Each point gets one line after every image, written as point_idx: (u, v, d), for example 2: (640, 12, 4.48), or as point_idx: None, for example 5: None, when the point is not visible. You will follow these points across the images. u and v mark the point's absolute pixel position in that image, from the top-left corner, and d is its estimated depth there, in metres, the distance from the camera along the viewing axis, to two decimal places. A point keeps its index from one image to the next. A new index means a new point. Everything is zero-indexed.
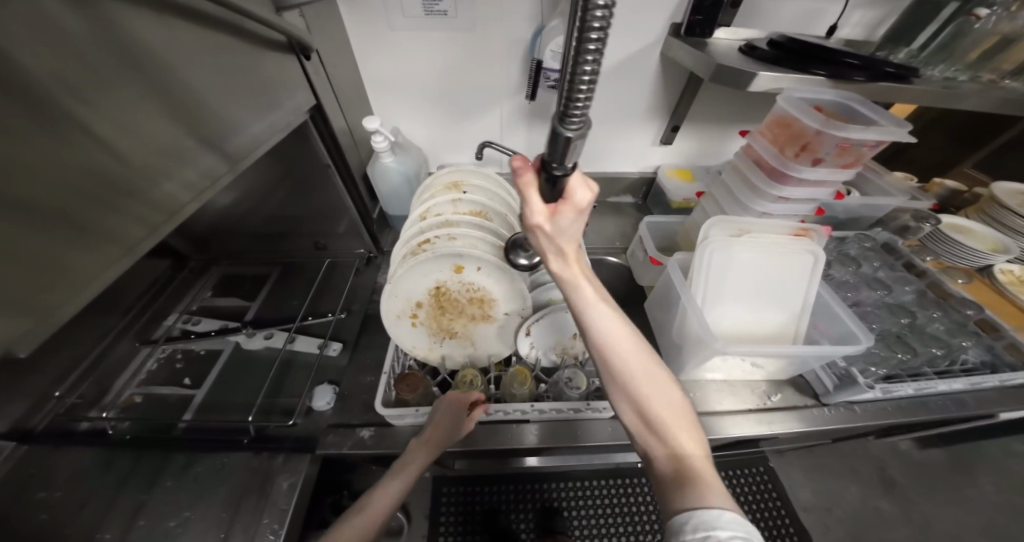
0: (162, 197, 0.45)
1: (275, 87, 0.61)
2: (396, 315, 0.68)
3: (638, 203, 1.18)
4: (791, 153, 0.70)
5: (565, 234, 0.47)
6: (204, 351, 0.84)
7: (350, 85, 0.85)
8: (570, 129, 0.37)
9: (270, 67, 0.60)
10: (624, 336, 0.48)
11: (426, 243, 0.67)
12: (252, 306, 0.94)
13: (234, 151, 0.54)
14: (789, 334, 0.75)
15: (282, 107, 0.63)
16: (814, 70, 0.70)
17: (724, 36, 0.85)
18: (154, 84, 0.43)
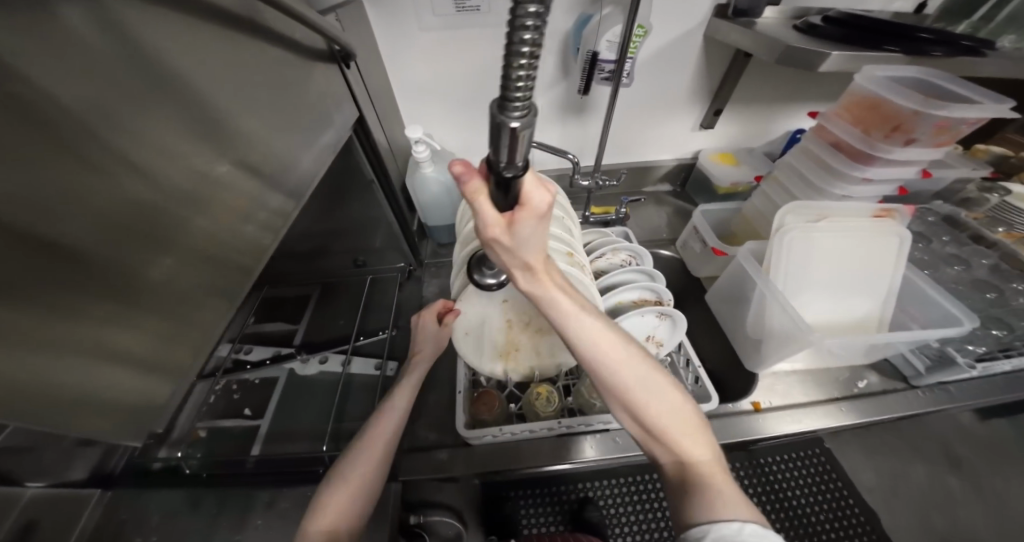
0: (247, 241, 0.43)
1: (319, 97, 0.55)
2: (465, 330, 0.65)
3: (676, 191, 1.15)
4: (880, 134, 0.68)
5: (527, 246, 0.40)
6: (257, 379, 0.80)
7: (386, 96, 0.80)
8: (513, 118, 0.27)
9: (315, 83, 0.54)
10: (608, 343, 0.44)
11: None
12: (299, 328, 0.90)
13: (298, 178, 0.50)
14: (873, 321, 0.72)
15: (329, 122, 0.58)
16: (886, 47, 0.65)
17: (770, 16, 0.80)
18: (222, 121, 0.38)
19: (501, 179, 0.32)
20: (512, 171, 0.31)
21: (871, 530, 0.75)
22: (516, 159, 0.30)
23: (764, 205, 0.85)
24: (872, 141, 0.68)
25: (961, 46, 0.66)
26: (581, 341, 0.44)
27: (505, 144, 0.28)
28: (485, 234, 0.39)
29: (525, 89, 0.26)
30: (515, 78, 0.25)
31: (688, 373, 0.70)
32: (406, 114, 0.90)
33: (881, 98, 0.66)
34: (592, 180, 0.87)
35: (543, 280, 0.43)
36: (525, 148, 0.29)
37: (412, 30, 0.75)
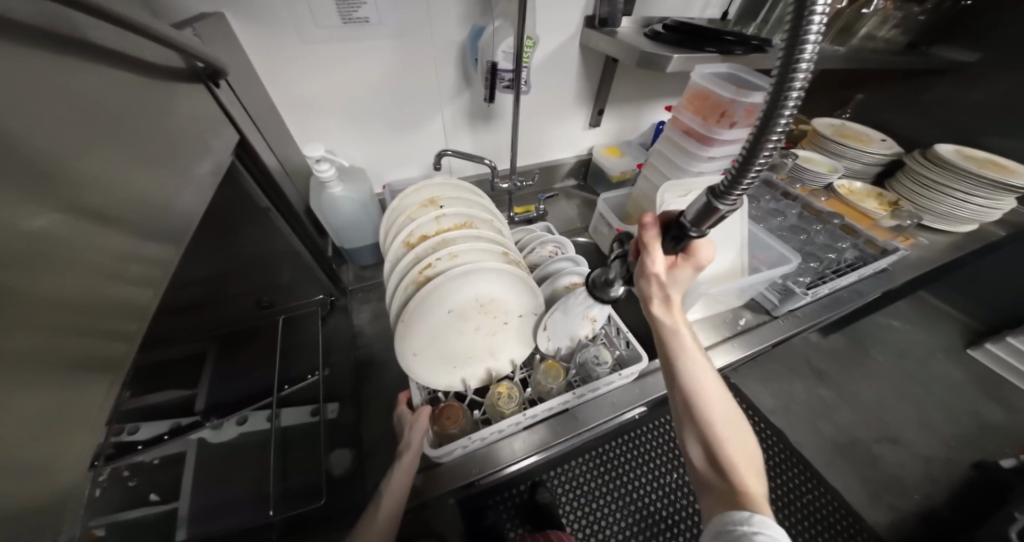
0: (120, 301, 0.34)
1: (185, 119, 0.47)
2: (411, 350, 0.61)
3: (580, 184, 1.28)
4: (714, 120, 0.83)
5: (676, 285, 0.57)
6: (158, 460, 0.69)
7: (270, 114, 0.71)
8: (723, 205, 0.41)
9: (174, 105, 0.45)
10: (707, 377, 0.57)
11: (428, 269, 0.59)
12: (200, 393, 0.77)
13: (176, 215, 0.42)
14: (738, 268, 0.91)
15: (205, 148, 0.50)
16: (707, 49, 0.82)
17: (627, 25, 0.95)
18: (57, 152, 0.29)
19: (685, 233, 0.48)
20: (697, 233, 0.47)
21: (776, 437, 1.00)
22: (704, 225, 0.46)
23: (647, 187, 0.99)
24: (710, 125, 0.84)
25: (754, 45, 0.86)
26: (689, 370, 0.57)
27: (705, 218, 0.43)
28: (649, 268, 0.56)
29: (744, 189, 0.38)
30: (743, 180, 0.37)
31: (620, 337, 0.77)
32: (299, 132, 0.81)
33: (708, 90, 0.82)
34: (511, 182, 0.93)
35: (672, 316, 0.59)
36: (718, 221, 0.44)
37: (292, 41, 0.69)
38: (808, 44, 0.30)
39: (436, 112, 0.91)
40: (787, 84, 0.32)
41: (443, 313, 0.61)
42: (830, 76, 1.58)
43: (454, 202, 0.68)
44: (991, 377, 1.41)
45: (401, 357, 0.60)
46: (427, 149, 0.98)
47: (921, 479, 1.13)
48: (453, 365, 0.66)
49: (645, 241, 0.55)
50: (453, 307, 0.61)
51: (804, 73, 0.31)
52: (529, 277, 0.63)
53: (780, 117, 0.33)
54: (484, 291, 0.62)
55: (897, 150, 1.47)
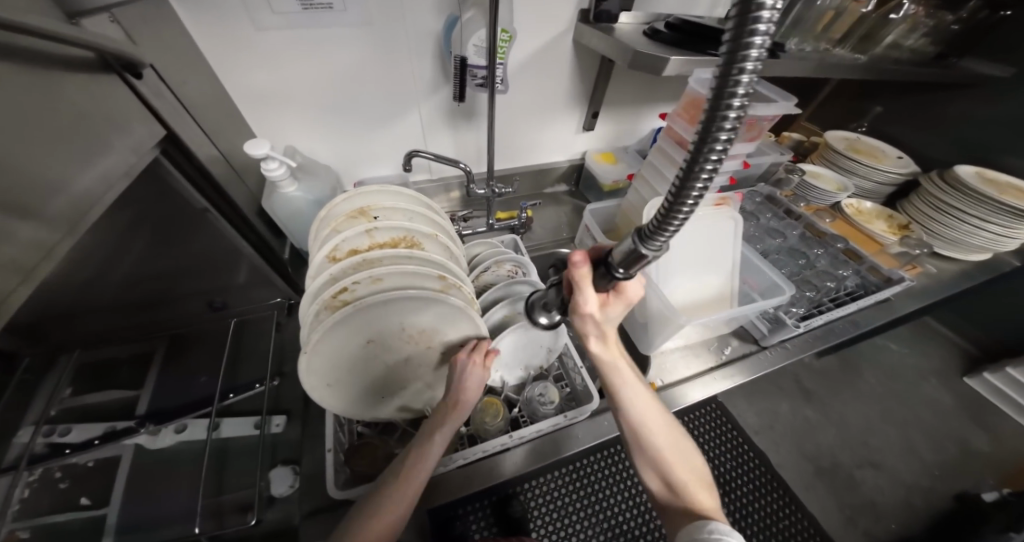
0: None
1: (88, 117, 0.44)
2: (326, 383, 0.56)
3: (571, 190, 1.21)
4: None
5: (609, 321, 0.57)
6: (91, 463, 0.64)
7: (211, 102, 0.64)
8: (653, 243, 0.36)
9: (73, 94, 0.42)
10: (648, 407, 0.58)
11: (344, 293, 0.54)
12: (143, 395, 0.73)
13: (50, 222, 0.40)
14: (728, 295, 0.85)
15: (110, 147, 0.46)
16: (711, 51, 0.74)
17: (628, 21, 0.85)
18: None
19: (611, 274, 0.43)
20: (623, 272, 0.42)
21: (759, 461, 0.91)
22: (631, 268, 0.41)
23: (636, 200, 0.92)
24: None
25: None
26: (630, 402, 0.58)
27: (634, 258, 0.39)
28: (582, 307, 0.53)
29: (676, 226, 0.34)
30: (677, 212, 0.32)
31: (576, 374, 0.72)
32: (256, 122, 0.76)
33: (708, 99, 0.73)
34: (488, 188, 0.86)
35: (611, 350, 0.59)
36: (648, 264, 0.39)
37: (243, 27, 0.63)
38: (753, 48, 0.26)
39: (411, 109, 0.84)
40: (731, 83, 0.27)
41: (361, 343, 0.56)
42: (848, 86, 1.48)
43: (388, 214, 0.63)
44: (981, 403, 1.31)
45: (311, 390, 0.55)
46: (400, 146, 0.91)
47: (898, 505, 1.05)
48: (380, 397, 0.61)
49: (575, 279, 0.50)
50: (373, 337, 0.56)
51: (746, 86, 0.27)
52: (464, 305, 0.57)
53: (719, 134, 0.29)
54: (410, 319, 0.56)
55: (913, 169, 1.38)
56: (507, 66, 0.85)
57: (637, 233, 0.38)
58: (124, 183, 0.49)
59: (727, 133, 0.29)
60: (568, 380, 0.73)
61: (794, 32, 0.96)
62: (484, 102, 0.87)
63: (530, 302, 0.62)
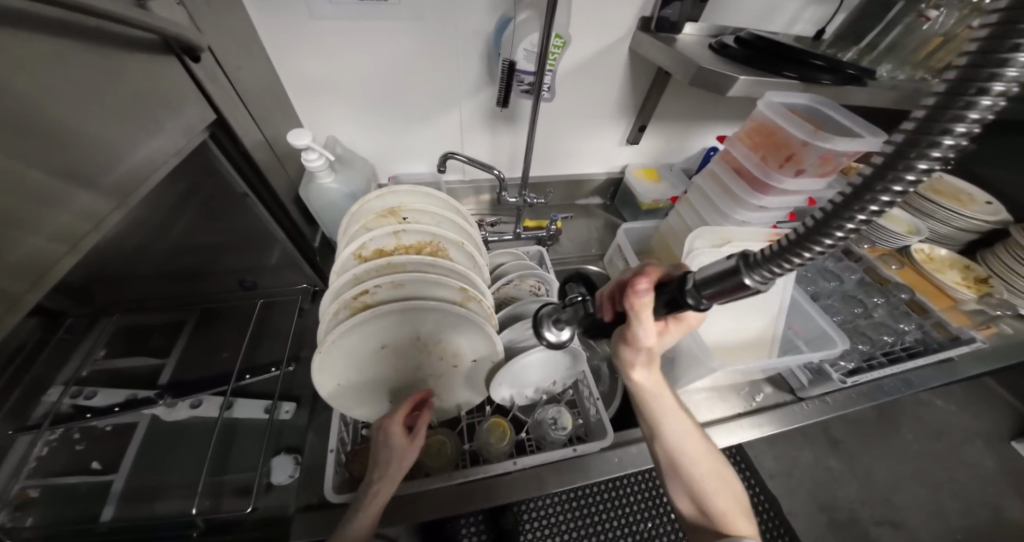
0: (22, 259, 0.34)
1: (142, 97, 0.44)
2: (337, 383, 0.55)
3: (606, 203, 1.16)
4: (775, 164, 0.63)
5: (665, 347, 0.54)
6: (110, 428, 0.69)
7: (263, 90, 0.65)
8: (754, 279, 0.32)
9: (128, 74, 0.42)
10: (684, 427, 0.55)
11: (365, 295, 0.52)
12: (167, 365, 0.76)
13: (94, 200, 0.40)
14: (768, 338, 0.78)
15: (160, 127, 0.46)
16: (784, 72, 0.66)
17: (691, 33, 0.79)
18: None
19: (686, 301, 0.39)
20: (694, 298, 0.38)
21: (769, 506, 0.84)
22: (712, 300, 0.37)
23: (678, 225, 0.85)
24: (768, 169, 0.63)
25: (849, 75, 0.68)
26: (669, 433, 0.55)
27: (727, 290, 0.34)
28: (639, 336, 0.48)
29: (790, 266, 0.29)
30: (801, 252, 0.28)
31: (591, 404, 0.68)
32: (302, 110, 0.77)
33: (777, 125, 0.61)
34: (520, 198, 0.84)
35: (655, 381, 0.56)
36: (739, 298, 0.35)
37: (299, 14, 0.63)
38: (961, 124, 0.23)
39: (452, 109, 0.83)
40: (936, 132, 0.23)
41: (375, 347, 0.54)
42: (935, 120, 1.33)
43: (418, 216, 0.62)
44: None
45: (322, 391, 0.54)
46: (436, 144, 0.89)
47: None
48: (387, 401, 0.60)
49: (636, 307, 0.46)
50: (386, 343, 0.54)
51: (943, 151, 0.23)
52: (483, 320, 0.54)
53: (895, 180, 0.25)
54: (427, 329, 0.55)
55: (1003, 217, 1.21)
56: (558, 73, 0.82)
57: (740, 259, 0.33)
58: (172, 164, 0.50)
59: (904, 184, 0.25)
60: (580, 408, 0.70)
61: (889, 57, 0.82)
62: (528, 107, 0.85)
63: (536, 318, 0.59)
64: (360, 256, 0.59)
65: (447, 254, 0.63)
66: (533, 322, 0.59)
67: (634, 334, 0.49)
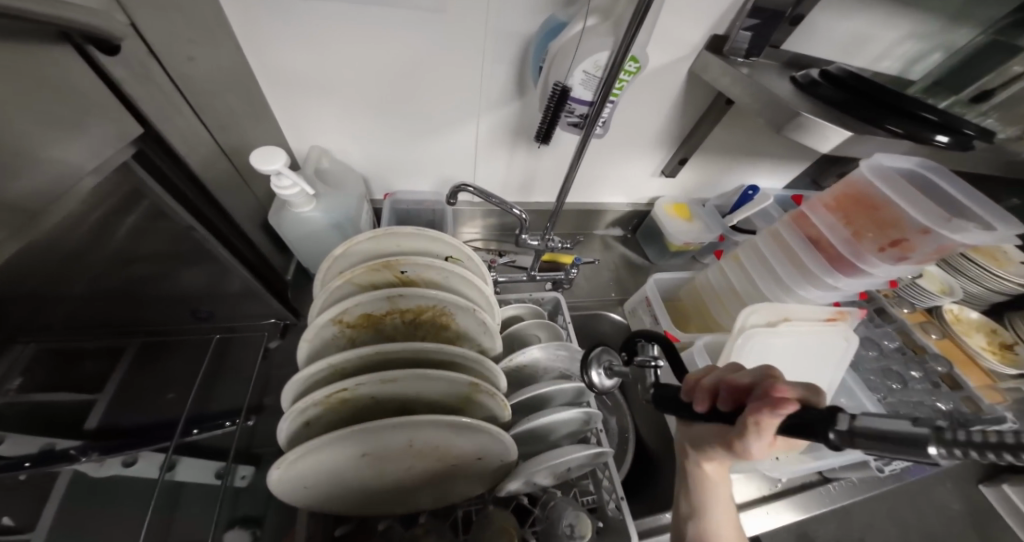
0: None
1: (32, 114, 0.28)
2: (302, 485, 0.44)
3: (626, 235, 1.03)
4: (874, 245, 0.57)
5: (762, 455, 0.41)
6: (24, 476, 0.45)
7: (226, 82, 0.50)
8: (933, 451, 0.21)
9: (10, 71, 0.26)
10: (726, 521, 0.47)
11: (344, 392, 0.40)
12: (100, 401, 0.55)
13: None
14: None
15: (55, 162, 0.31)
16: (889, 126, 0.53)
17: (767, 60, 0.66)
18: None
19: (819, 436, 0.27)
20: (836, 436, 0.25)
21: None
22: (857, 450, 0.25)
23: (718, 281, 0.74)
24: (861, 250, 0.58)
25: (964, 137, 0.56)
26: (711, 513, 0.47)
27: (884, 453, 0.23)
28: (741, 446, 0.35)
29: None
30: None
31: (610, 497, 0.58)
32: (286, 110, 0.62)
33: (886, 200, 0.56)
34: (542, 240, 0.71)
35: (720, 473, 0.46)
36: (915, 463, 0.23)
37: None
38: None
39: (468, 121, 0.68)
40: None
41: (355, 454, 0.43)
42: (976, 175, 1.23)
43: (422, 272, 0.49)
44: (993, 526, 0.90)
45: (281, 494, 0.43)
46: (445, 158, 0.74)
47: None
48: (369, 494, 0.50)
49: (759, 423, 0.32)
50: (369, 451, 0.43)
51: None
52: (494, 428, 0.43)
53: None
54: (420, 436, 0.43)
55: None
56: (620, 108, 0.71)
57: (930, 427, 0.22)
58: (62, 205, 0.33)
59: None
60: (596, 499, 0.60)
61: (1000, 112, 0.74)
62: (572, 143, 0.75)
63: (586, 361, 0.47)
64: (342, 323, 0.46)
65: (453, 319, 0.50)
66: (581, 361, 0.48)
67: (745, 446, 0.35)
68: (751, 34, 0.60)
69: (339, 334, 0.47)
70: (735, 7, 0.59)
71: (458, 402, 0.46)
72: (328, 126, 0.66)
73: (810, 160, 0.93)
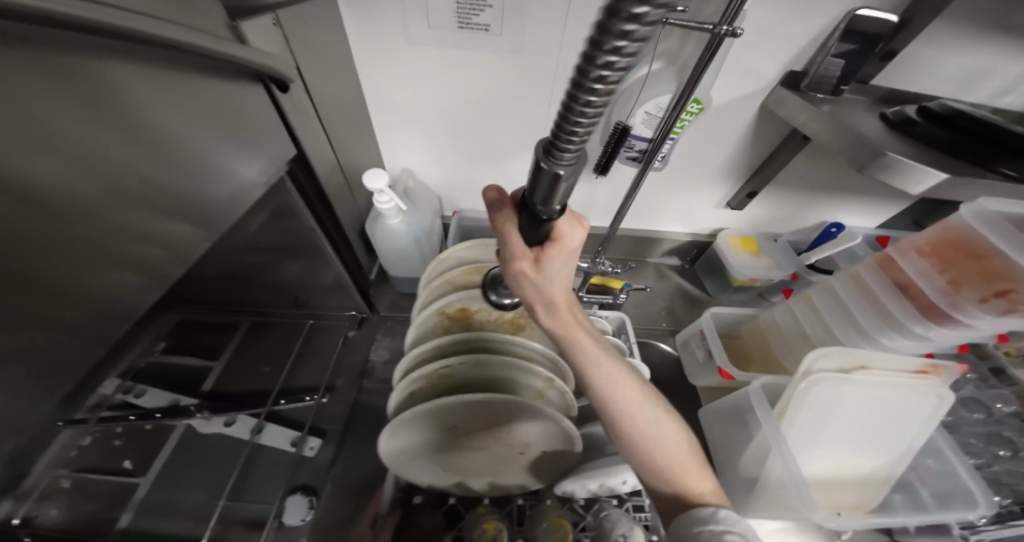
0: (67, 321, 0.30)
1: (230, 137, 0.40)
2: (398, 447, 0.52)
3: (684, 266, 1.01)
4: (972, 296, 0.51)
5: (553, 282, 0.39)
6: (150, 426, 0.66)
7: (347, 114, 0.62)
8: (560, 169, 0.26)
9: (208, 100, 0.36)
10: (624, 383, 0.40)
11: (446, 369, 0.49)
12: (215, 369, 0.74)
13: (155, 256, 0.35)
14: (882, 476, 0.63)
15: (235, 174, 0.42)
16: (1000, 168, 0.49)
17: (853, 95, 0.64)
18: (22, 175, 0.23)
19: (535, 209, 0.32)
20: (569, 169, 0.26)
21: None
22: (555, 202, 0.30)
23: (786, 321, 0.71)
24: (958, 299, 0.52)
25: None
26: (612, 388, 0.40)
27: (544, 192, 0.28)
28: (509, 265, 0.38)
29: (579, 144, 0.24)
30: (569, 136, 0.24)
31: None
32: (386, 137, 0.74)
33: (990, 250, 0.50)
34: (593, 262, 0.74)
35: (563, 322, 0.41)
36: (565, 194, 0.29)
37: (400, 44, 0.59)
38: None
39: (533, 151, 0.75)
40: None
41: (446, 426, 0.52)
42: None
43: None
44: None
45: (384, 448, 0.52)
46: (510, 182, 0.82)
47: None
48: (442, 467, 0.57)
49: (498, 223, 0.38)
50: (456, 423, 0.52)
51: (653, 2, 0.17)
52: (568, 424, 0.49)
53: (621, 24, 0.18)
54: (501, 416, 0.51)
55: None
56: (683, 140, 0.73)
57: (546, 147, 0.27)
58: (238, 211, 0.44)
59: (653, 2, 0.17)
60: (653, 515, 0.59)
61: None
62: (631, 174, 0.77)
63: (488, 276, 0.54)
64: (443, 313, 0.55)
65: (528, 323, 0.57)
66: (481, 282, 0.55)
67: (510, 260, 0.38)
68: (844, 60, 0.57)
69: (437, 324, 0.56)
70: (814, 45, 0.59)
71: (531, 394, 0.53)
72: (415, 150, 0.77)
73: (905, 200, 0.85)
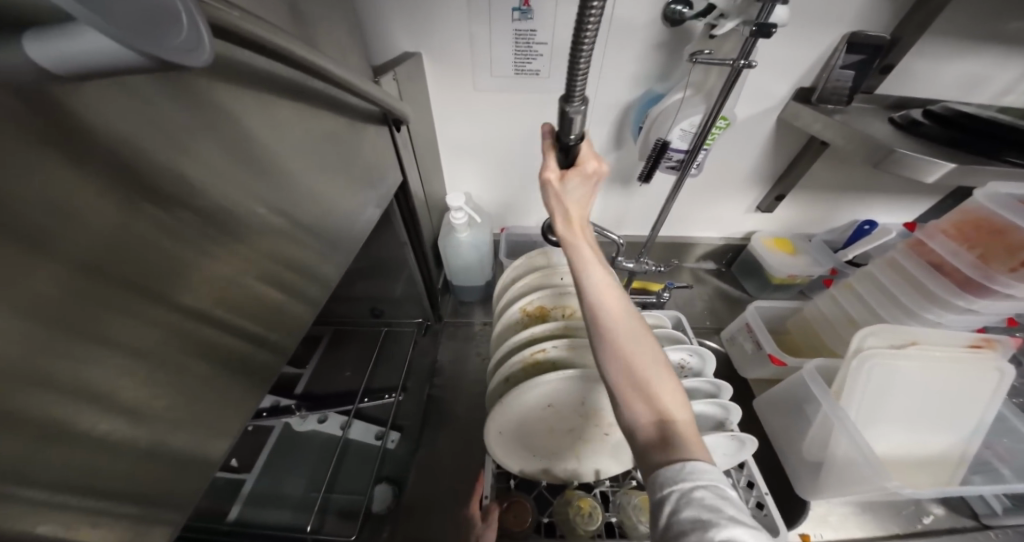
0: (290, 301, 0.40)
1: (366, 163, 0.53)
2: (499, 430, 0.59)
3: (719, 269, 1.07)
4: (1003, 266, 0.56)
5: (573, 198, 0.49)
6: (252, 426, 0.77)
7: (427, 149, 0.75)
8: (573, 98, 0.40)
9: (355, 136, 0.49)
10: (614, 299, 0.43)
11: (541, 353, 0.59)
12: (305, 373, 0.85)
13: (328, 256, 0.46)
14: (954, 455, 0.64)
15: (368, 192, 0.54)
16: (1008, 158, 0.55)
17: (863, 104, 0.72)
18: (270, 179, 0.35)
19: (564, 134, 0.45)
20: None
21: None
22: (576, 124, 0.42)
23: (830, 309, 0.75)
24: (989, 271, 0.57)
25: None
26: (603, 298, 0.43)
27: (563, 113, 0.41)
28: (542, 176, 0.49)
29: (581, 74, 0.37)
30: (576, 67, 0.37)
31: (748, 495, 0.62)
32: (450, 166, 0.87)
33: (1010, 225, 0.55)
34: (638, 263, 0.81)
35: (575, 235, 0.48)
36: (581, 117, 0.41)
37: (468, 89, 0.73)
38: None
39: None
40: None
41: (542, 406, 0.58)
42: None
43: None
44: None
45: (487, 431, 0.58)
46: None
47: None
48: (532, 451, 0.63)
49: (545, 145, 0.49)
50: (553, 403, 0.58)
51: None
52: None
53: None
54: (590, 396, 0.57)
55: None
56: (711, 153, 0.83)
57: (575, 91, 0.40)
58: (368, 224, 0.56)
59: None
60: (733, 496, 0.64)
61: None
62: (665, 185, 0.86)
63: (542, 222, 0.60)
64: (524, 312, 0.66)
65: None
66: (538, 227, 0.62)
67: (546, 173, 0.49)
68: (853, 71, 0.67)
69: (521, 319, 0.66)
70: (820, 63, 0.68)
71: None
72: (473, 176, 0.89)
73: (932, 195, 0.90)
